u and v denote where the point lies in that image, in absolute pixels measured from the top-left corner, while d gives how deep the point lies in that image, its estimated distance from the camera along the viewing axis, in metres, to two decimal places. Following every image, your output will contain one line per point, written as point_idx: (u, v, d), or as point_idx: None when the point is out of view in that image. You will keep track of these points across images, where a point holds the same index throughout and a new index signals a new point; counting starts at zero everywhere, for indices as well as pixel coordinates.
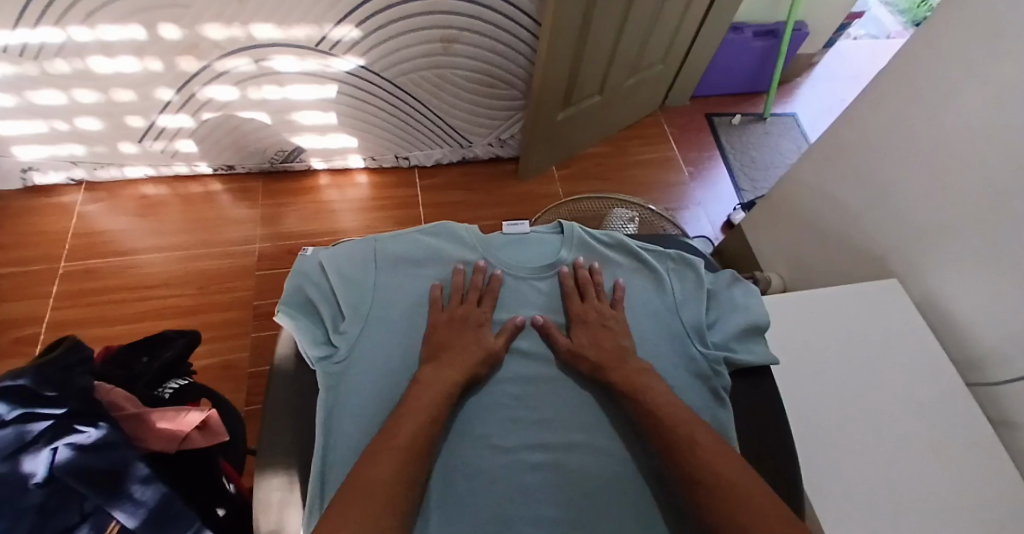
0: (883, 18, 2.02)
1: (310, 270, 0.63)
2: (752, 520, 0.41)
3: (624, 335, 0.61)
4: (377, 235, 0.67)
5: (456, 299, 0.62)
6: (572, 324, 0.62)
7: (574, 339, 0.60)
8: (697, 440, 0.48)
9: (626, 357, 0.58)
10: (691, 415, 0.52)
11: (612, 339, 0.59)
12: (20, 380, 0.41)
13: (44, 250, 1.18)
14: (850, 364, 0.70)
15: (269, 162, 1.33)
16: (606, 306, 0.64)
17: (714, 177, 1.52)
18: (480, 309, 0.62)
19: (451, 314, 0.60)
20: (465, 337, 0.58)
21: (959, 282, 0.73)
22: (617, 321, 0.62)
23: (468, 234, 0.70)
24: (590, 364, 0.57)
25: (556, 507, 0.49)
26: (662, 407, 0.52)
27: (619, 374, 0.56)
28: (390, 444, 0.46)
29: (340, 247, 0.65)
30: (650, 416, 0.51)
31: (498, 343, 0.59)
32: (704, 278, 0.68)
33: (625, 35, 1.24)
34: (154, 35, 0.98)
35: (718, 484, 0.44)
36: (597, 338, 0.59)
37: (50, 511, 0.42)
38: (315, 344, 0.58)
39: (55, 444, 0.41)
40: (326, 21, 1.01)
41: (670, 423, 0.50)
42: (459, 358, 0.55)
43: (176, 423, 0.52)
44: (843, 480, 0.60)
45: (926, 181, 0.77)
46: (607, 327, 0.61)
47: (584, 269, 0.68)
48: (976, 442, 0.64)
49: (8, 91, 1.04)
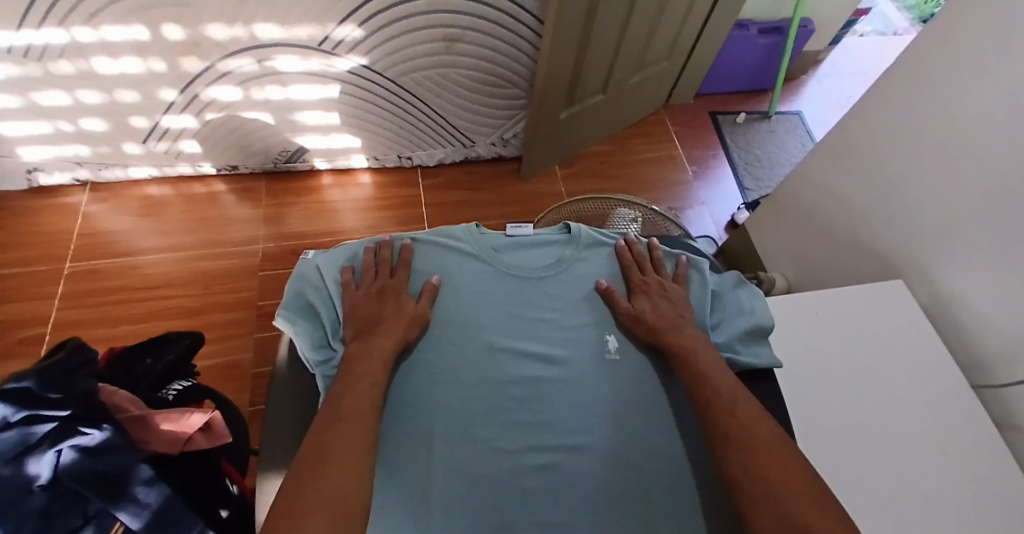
0: (890, 14, 2.00)
1: (309, 274, 0.63)
2: (778, 476, 0.43)
3: (682, 306, 0.62)
4: (375, 239, 0.68)
5: (383, 274, 0.62)
6: (633, 293, 0.64)
7: (632, 306, 0.62)
8: (739, 403, 0.50)
9: (683, 325, 0.59)
10: (734, 381, 0.53)
11: (667, 307, 0.61)
12: (24, 383, 0.43)
13: (50, 250, 1.18)
14: (856, 367, 0.69)
15: (272, 163, 1.33)
16: (666, 279, 0.66)
17: (718, 175, 1.51)
18: (395, 279, 0.61)
19: (376, 288, 0.60)
20: (388, 307, 0.58)
21: (966, 280, 0.73)
22: (677, 292, 0.64)
23: (468, 232, 0.69)
24: (646, 327, 0.60)
25: (558, 511, 0.49)
26: (708, 370, 0.53)
27: (673, 337, 0.58)
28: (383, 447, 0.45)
29: (341, 252, 0.66)
30: (696, 379, 0.53)
31: (421, 307, 0.59)
32: (709, 279, 0.68)
33: (628, 33, 1.23)
34: (157, 35, 0.98)
35: (750, 441, 0.46)
36: (654, 306, 0.62)
37: (53, 513, 0.41)
38: (315, 348, 0.57)
39: (59, 446, 0.42)
40: (328, 21, 1.01)
41: (712, 386, 0.52)
42: (389, 328, 0.55)
43: (179, 425, 0.53)
44: (849, 485, 0.59)
45: (933, 180, 0.76)
46: (662, 298, 0.63)
47: (646, 245, 0.70)
48: (983, 446, 0.63)
49: (13, 92, 1.04)
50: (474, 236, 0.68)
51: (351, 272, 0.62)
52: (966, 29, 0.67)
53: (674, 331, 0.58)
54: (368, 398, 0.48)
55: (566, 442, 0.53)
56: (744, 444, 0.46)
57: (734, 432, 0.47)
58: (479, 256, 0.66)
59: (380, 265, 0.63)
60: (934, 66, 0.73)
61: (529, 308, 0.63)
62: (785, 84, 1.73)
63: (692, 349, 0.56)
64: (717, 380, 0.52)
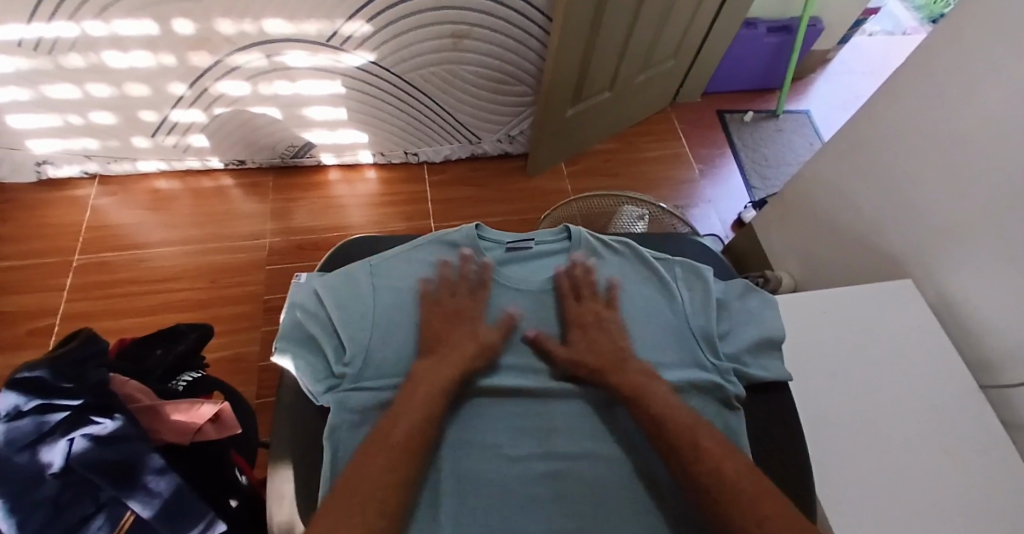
0: (900, 13, 1.98)
1: (306, 300, 0.59)
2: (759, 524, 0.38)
3: (621, 338, 0.58)
4: (370, 260, 0.63)
5: (460, 294, 0.60)
6: (569, 330, 0.59)
7: (569, 348, 0.57)
8: (700, 442, 0.46)
9: (626, 359, 0.56)
10: (692, 417, 0.49)
11: (605, 341, 0.57)
12: (36, 372, 0.43)
13: (59, 242, 1.19)
14: (863, 366, 0.69)
15: (280, 157, 1.33)
16: (602, 306, 0.61)
17: (724, 174, 1.50)
18: (461, 301, 0.60)
19: (452, 308, 0.58)
20: (460, 337, 0.56)
21: (981, 286, 0.71)
22: (613, 322, 0.60)
23: (464, 239, 0.66)
24: (589, 370, 0.55)
25: (568, 518, 0.47)
26: (664, 413, 0.49)
27: (620, 379, 0.53)
28: (401, 437, 0.44)
29: (338, 273, 0.61)
30: (655, 425, 0.49)
31: (491, 335, 0.57)
32: (713, 289, 0.64)
33: (637, 30, 1.23)
34: (166, 29, 0.99)
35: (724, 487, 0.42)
36: (595, 340, 0.57)
37: (65, 501, 0.43)
38: (318, 378, 0.54)
39: (71, 435, 0.43)
40: (337, 16, 1.01)
41: (670, 428, 0.48)
42: (449, 362, 0.52)
43: (190, 415, 0.53)
44: (857, 484, 0.59)
45: (943, 181, 0.75)
46: (599, 331, 0.58)
47: (581, 266, 0.64)
48: (993, 447, 0.63)
49: (24, 84, 1.05)
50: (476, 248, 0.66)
51: (352, 295, 0.58)
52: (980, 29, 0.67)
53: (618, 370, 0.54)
54: (411, 417, 0.46)
55: (572, 446, 0.52)
56: (719, 490, 0.42)
57: (712, 482, 0.43)
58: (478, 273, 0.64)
59: (454, 284, 0.61)
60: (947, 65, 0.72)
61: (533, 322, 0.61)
62: (793, 83, 1.72)
63: (644, 390, 0.52)
64: (680, 422, 0.48)
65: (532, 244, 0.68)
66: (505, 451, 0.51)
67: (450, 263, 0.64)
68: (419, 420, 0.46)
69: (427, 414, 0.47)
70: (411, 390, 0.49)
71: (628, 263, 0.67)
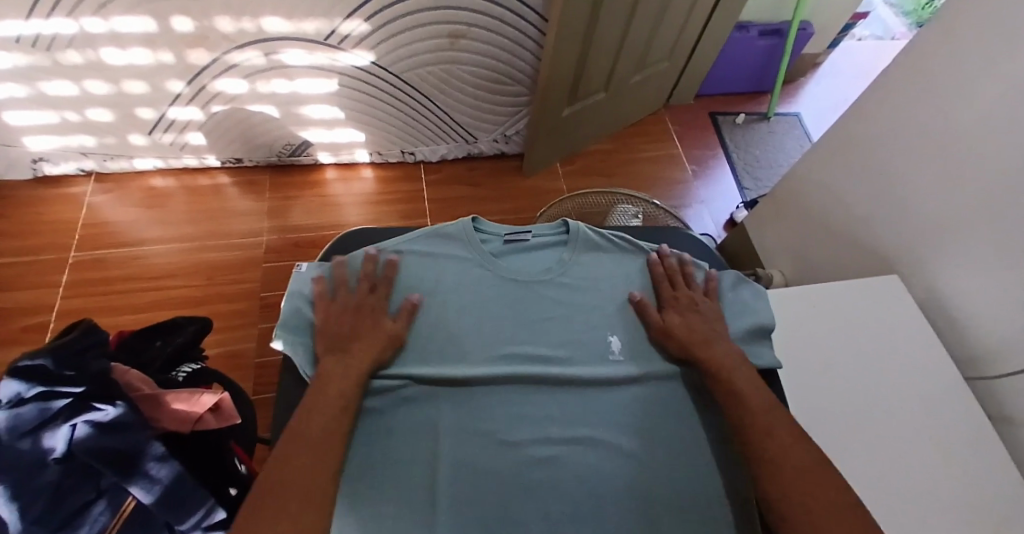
0: (888, 18, 2.02)
1: (305, 288, 0.59)
2: (823, 511, 0.42)
3: (717, 321, 0.60)
4: (369, 251, 0.63)
5: (363, 290, 0.58)
6: (664, 306, 0.61)
7: (662, 320, 0.60)
8: (775, 428, 0.48)
9: (717, 339, 0.57)
10: (770, 401, 0.51)
11: (700, 320, 0.59)
12: (40, 360, 0.43)
13: (55, 238, 1.19)
14: (851, 359, 0.71)
15: (277, 156, 1.34)
16: (698, 294, 0.63)
17: (717, 175, 1.53)
18: (374, 295, 0.58)
19: (354, 305, 0.57)
20: (368, 331, 0.54)
21: (964, 280, 0.74)
22: (710, 307, 0.61)
23: (462, 231, 0.65)
24: (677, 343, 0.58)
25: (564, 502, 0.49)
26: (744, 390, 0.52)
27: (705, 355, 0.55)
28: (319, 435, 0.44)
29: (338, 262, 0.62)
30: (733, 401, 0.51)
31: (398, 326, 0.56)
32: (706, 281, 0.65)
33: (631, 32, 1.25)
34: (165, 26, 0.99)
35: (792, 471, 0.44)
36: (690, 317, 0.59)
37: (67, 488, 0.44)
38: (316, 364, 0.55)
39: (74, 421, 0.44)
40: (336, 15, 1.02)
41: (750, 409, 0.50)
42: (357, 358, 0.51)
43: (191, 404, 0.54)
44: (844, 471, 0.61)
45: (928, 178, 0.78)
46: (693, 313, 0.60)
47: (678, 258, 0.66)
48: (974, 436, 0.65)
49: (21, 80, 1.05)
50: (473, 240, 0.65)
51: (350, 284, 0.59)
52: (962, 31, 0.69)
53: (708, 347, 0.56)
54: (322, 416, 0.46)
55: (567, 432, 0.53)
56: (788, 473, 0.44)
57: (771, 455, 0.46)
58: (476, 264, 0.64)
59: (359, 281, 0.59)
60: (930, 66, 0.75)
61: (531, 313, 0.61)
62: (784, 86, 1.76)
63: (728, 368, 0.54)
64: (758, 400, 0.51)
65: (529, 236, 0.67)
66: (501, 436, 0.52)
67: (449, 253, 0.64)
68: (333, 414, 0.47)
69: (340, 410, 0.47)
70: (322, 386, 0.48)
71: (625, 257, 0.67)
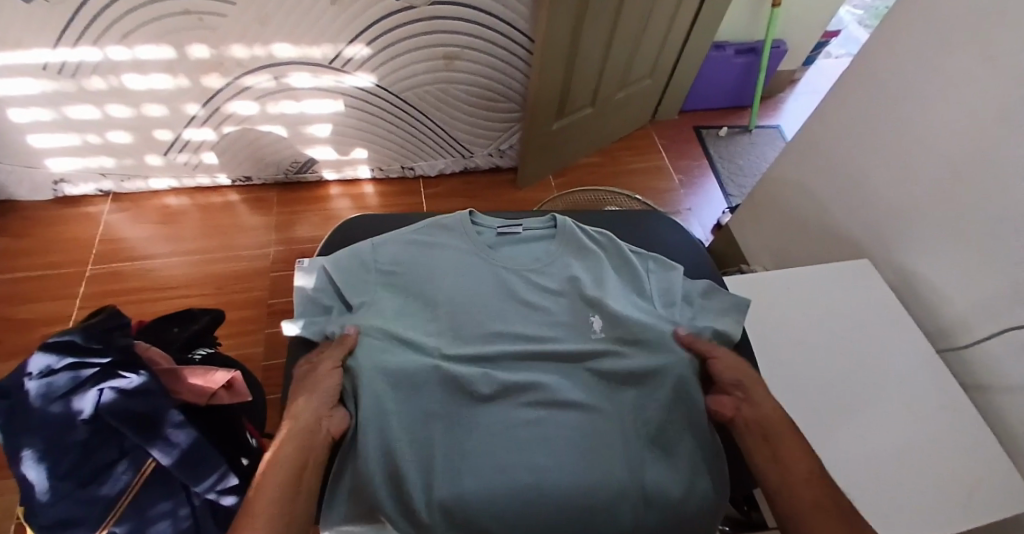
0: (860, 36, 2.14)
1: (314, 274, 0.66)
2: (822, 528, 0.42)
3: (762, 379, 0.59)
4: (375, 240, 0.69)
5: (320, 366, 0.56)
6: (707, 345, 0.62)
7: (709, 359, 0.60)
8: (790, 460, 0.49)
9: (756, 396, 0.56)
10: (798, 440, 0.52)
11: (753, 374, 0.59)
12: (67, 336, 0.51)
13: (72, 254, 1.25)
14: (827, 334, 0.75)
15: (284, 173, 1.42)
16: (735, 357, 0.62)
17: (702, 184, 1.60)
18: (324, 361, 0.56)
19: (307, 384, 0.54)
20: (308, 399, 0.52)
21: (927, 258, 0.79)
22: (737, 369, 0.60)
23: (459, 222, 0.71)
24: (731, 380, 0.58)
25: (551, 456, 0.54)
26: (784, 437, 0.52)
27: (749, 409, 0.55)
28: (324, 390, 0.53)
29: (345, 251, 0.68)
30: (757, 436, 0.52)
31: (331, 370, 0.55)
32: (681, 285, 0.70)
33: (613, 52, 1.35)
34: (183, 54, 1.08)
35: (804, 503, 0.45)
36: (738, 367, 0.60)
37: (93, 447, 0.49)
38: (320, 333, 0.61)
39: (100, 386, 0.49)
40: (341, 40, 1.11)
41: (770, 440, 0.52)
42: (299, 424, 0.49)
43: (206, 380, 0.59)
44: (823, 435, 0.64)
45: (888, 168, 0.84)
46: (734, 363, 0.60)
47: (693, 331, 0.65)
48: (948, 401, 0.68)
49: (47, 106, 1.14)
50: (469, 230, 0.71)
51: (354, 267, 0.65)
52: (907, 33, 0.76)
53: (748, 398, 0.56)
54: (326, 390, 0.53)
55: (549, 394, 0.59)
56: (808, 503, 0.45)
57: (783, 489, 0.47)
58: (473, 252, 0.69)
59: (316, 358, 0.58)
60: (880, 67, 0.82)
61: (522, 296, 0.66)
62: (764, 101, 1.85)
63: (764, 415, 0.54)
64: (789, 446, 0.50)
65: (521, 229, 0.73)
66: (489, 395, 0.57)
67: (446, 243, 0.69)
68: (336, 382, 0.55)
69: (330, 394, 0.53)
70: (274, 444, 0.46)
71: (608, 257, 0.72)
